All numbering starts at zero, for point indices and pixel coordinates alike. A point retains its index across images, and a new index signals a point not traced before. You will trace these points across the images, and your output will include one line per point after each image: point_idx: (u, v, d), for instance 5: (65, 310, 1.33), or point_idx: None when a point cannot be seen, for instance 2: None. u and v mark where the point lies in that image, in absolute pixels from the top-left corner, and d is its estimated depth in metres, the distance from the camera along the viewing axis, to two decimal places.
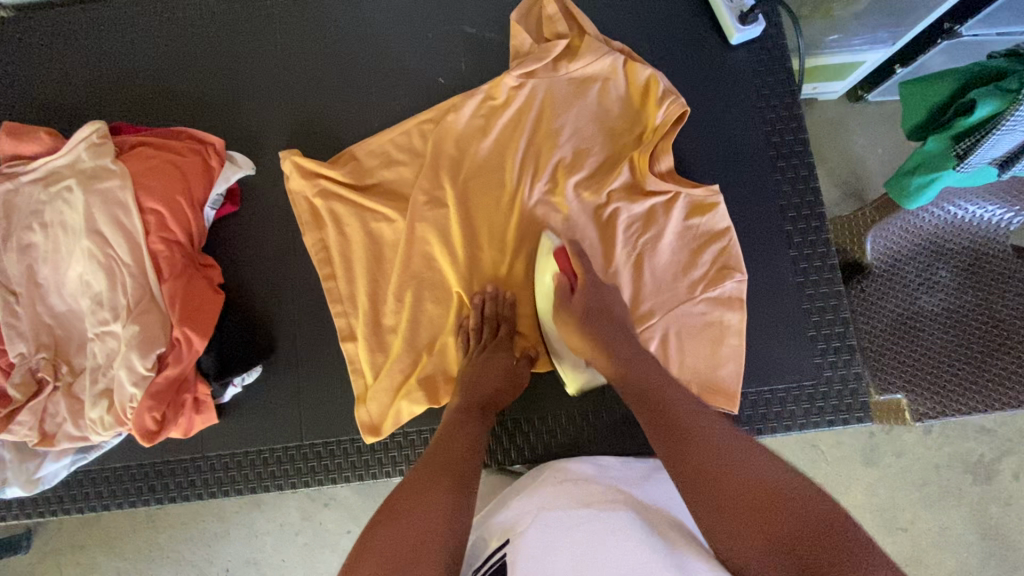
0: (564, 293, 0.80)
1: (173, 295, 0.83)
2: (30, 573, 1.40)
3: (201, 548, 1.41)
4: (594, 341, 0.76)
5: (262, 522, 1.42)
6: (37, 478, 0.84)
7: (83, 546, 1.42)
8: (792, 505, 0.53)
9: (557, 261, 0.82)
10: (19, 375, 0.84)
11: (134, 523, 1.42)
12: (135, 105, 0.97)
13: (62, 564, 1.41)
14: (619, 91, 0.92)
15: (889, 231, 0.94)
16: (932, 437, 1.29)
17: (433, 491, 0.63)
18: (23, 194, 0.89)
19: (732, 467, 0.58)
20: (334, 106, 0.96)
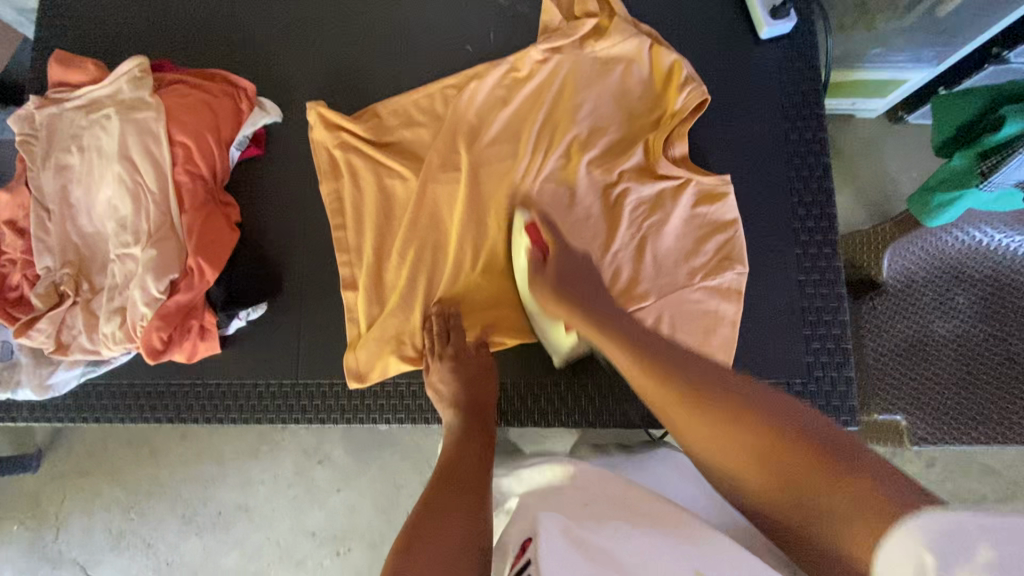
0: (537, 264, 0.83)
1: (191, 227, 0.87)
2: (36, 491, 1.48)
3: (196, 488, 1.47)
4: (580, 311, 0.76)
5: (257, 471, 1.47)
6: (47, 384, 0.89)
7: (88, 472, 1.49)
8: (809, 439, 0.50)
9: (528, 235, 0.86)
10: (43, 287, 0.89)
11: (137, 457, 1.49)
12: (177, 47, 1.02)
13: (67, 486, 1.48)
14: (642, 75, 0.93)
15: (910, 249, 0.90)
16: (933, 470, 1.26)
17: (453, 507, 0.65)
18: (66, 119, 0.95)
19: (746, 407, 0.55)
20: (364, 65, 0.99)
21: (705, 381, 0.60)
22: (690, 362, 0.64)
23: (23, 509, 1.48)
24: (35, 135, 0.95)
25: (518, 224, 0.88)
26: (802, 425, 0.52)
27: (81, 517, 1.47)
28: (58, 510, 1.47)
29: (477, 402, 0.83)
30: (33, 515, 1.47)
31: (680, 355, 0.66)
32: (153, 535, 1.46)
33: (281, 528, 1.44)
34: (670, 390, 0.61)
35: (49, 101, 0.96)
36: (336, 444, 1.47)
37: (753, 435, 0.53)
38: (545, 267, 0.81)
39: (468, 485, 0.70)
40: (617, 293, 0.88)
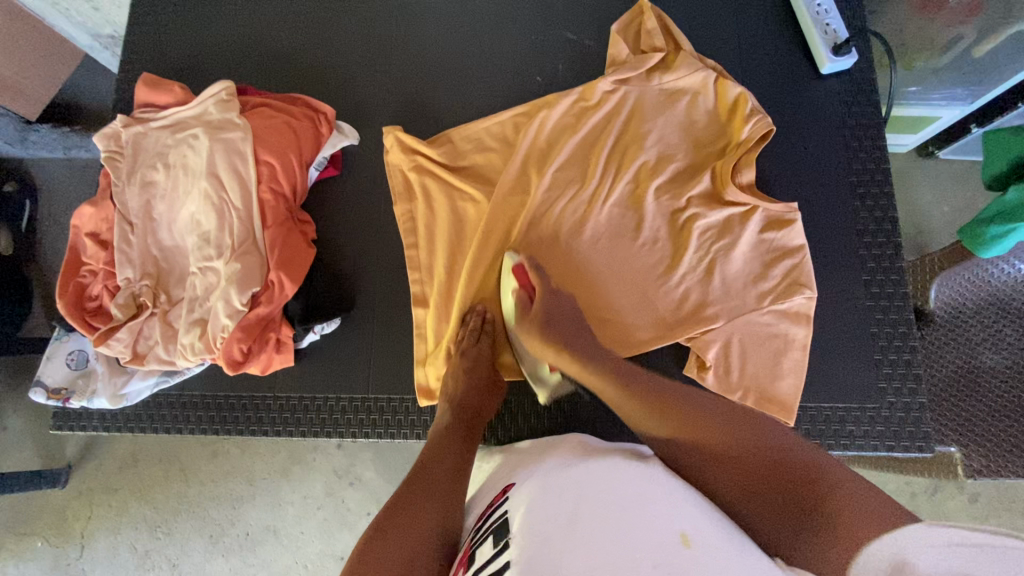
0: (524, 303, 0.86)
1: (273, 242, 0.90)
2: (63, 506, 1.47)
3: (226, 508, 1.46)
4: (558, 347, 0.78)
5: (287, 491, 1.46)
6: (122, 394, 0.90)
7: (116, 490, 1.48)
8: (795, 468, 0.54)
9: (517, 278, 0.88)
10: (123, 298, 0.92)
11: (168, 473, 1.48)
12: (259, 72, 1.07)
13: (94, 503, 1.47)
14: (708, 106, 0.97)
15: (954, 281, 0.81)
16: (976, 506, 1.25)
17: (427, 493, 0.66)
18: (152, 138, 0.99)
19: (718, 426, 0.60)
20: (436, 92, 1.03)
21: (696, 413, 0.62)
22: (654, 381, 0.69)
23: (49, 525, 1.46)
24: (120, 152, 0.99)
25: (506, 266, 0.90)
26: (788, 458, 0.55)
27: (108, 535, 1.45)
28: (85, 527, 1.45)
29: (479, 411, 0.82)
30: (59, 532, 1.46)
31: (686, 392, 0.66)
32: (180, 555, 1.44)
33: (309, 550, 1.42)
34: (654, 408, 0.65)
35: (136, 120, 1.01)
36: (368, 465, 1.46)
37: (746, 461, 0.56)
38: (531, 306, 0.85)
39: (440, 488, 0.67)
40: (684, 315, 0.89)
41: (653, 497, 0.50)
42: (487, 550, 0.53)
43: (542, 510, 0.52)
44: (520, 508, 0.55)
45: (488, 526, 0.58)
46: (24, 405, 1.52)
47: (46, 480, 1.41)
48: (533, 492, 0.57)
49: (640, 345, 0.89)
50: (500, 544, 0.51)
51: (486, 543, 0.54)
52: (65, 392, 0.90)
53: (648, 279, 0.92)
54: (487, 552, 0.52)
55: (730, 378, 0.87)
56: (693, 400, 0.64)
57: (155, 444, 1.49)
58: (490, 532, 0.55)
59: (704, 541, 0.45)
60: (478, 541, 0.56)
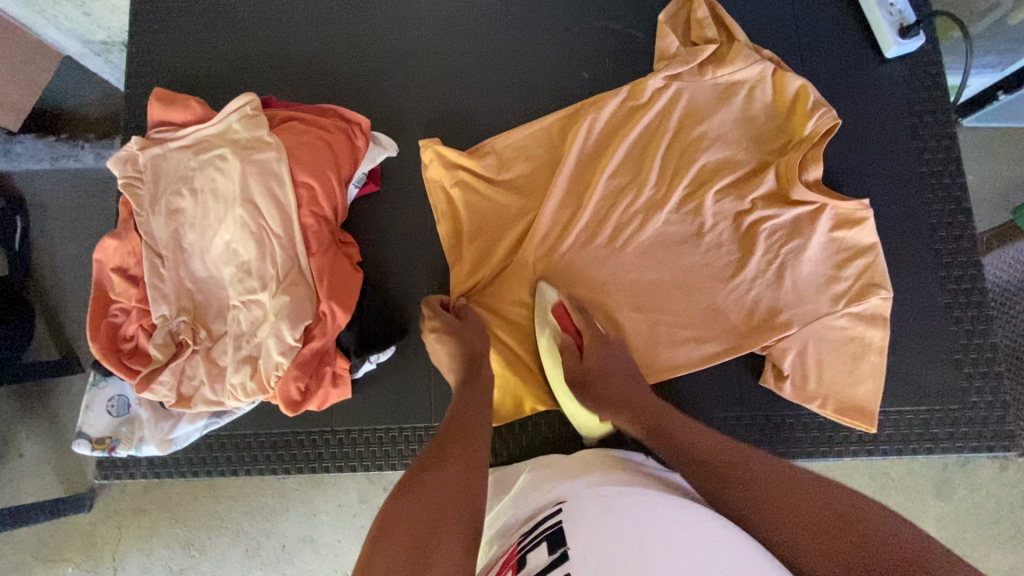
0: (572, 353, 0.82)
1: (321, 270, 0.84)
2: (89, 532, 1.41)
3: (259, 522, 1.41)
4: (614, 408, 0.76)
5: (321, 501, 1.42)
6: (170, 438, 0.85)
7: (144, 510, 1.42)
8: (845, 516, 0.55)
9: (561, 320, 0.85)
10: (161, 337, 0.86)
11: (196, 491, 1.43)
12: (280, 81, 0.99)
13: (123, 525, 1.41)
14: (766, 99, 0.91)
15: (1004, 258, 0.92)
16: (1007, 475, 1.27)
17: (458, 451, 0.64)
18: (172, 160, 0.91)
19: (755, 475, 0.62)
20: (476, 93, 0.96)
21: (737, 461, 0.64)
22: (690, 432, 0.70)
23: (78, 548, 1.40)
24: (140, 178, 0.91)
25: (546, 305, 0.86)
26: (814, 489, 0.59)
27: (140, 556, 1.39)
28: (115, 550, 1.39)
29: (476, 352, 0.78)
30: (88, 556, 1.39)
31: (714, 441, 0.68)
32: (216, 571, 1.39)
33: (349, 560, 1.40)
34: (704, 465, 0.65)
35: (153, 141, 0.93)
36: None
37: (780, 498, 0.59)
38: (580, 360, 0.81)
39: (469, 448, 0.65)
40: (755, 324, 0.86)
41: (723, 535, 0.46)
42: (541, 557, 0.47)
43: (607, 528, 0.46)
44: (576, 524, 0.49)
45: (540, 531, 0.52)
46: (37, 431, 1.43)
47: (70, 505, 1.37)
48: (587, 510, 0.52)
49: (712, 357, 0.86)
50: (557, 552, 0.46)
51: (538, 550, 0.48)
52: (110, 441, 0.85)
53: (717, 286, 0.88)
54: (542, 558, 0.47)
55: (807, 387, 0.84)
56: (724, 456, 0.66)
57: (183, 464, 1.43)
58: (544, 536, 0.50)
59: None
60: (528, 546, 0.51)
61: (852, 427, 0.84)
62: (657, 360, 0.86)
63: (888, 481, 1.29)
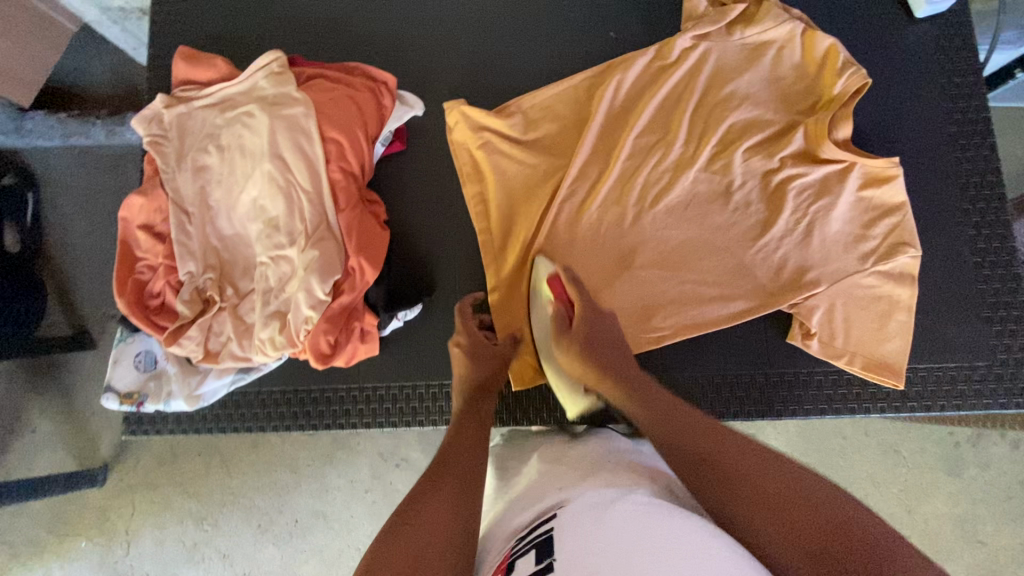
0: (562, 321, 0.78)
1: (349, 225, 0.84)
2: (101, 509, 1.36)
3: (271, 498, 1.36)
4: (599, 371, 0.72)
5: (334, 476, 1.36)
6: (198, 394, 0.85)
7: (156, 485, 1.37)
8: (844, 527, 0.46)
9: (552, 289, 0.82)
10: (188, 293, 0.85)
11: (209, 467, 1.38)
12: (305, 41, 0.98)
13: (135, 502, 1.36)
14: (794, 60, 0.91)
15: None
16: (1020, 452, 1.28)
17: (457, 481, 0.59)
18: (198, 118, 0.91)
19: (756, 468, 0.53)
20: (502, 54, 0.96)
21: (720, 444, 0.57)
22: (691, 421, 0.61)
23: (90, 524, 1.35)
24: (165, 136, 0.91)
25: (541, 277, 0.85)
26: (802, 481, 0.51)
27: (153, 531, 1.35)
28: (128, 525, 1.35)
29: (486, 383, 0.76)
30: (102, 530, 1.35)
31: (715, 432, 0.59)
32: (230, 545, 1.35)
33: (360, 534, 1.34)
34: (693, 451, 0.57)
35: (178, 100, 0.92)
36: (413, 446, 1.37)
37: (776, 501, 0.50)
38: (569, 327, 0.77)
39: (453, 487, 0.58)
40: (784, 283, 0.86)
41: (719, 535, 0.44)
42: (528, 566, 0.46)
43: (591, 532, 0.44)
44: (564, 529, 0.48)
45: (530, 538, 0.50)
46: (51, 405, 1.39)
47: (83, 480, 1.31)
48: (576, 511, 0.49)
49: (740, 315, 0.86)
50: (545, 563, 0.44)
51: (527, 558, 0.47)
52: (138, 396, 0.85)
53: (746, 245, 0.87)
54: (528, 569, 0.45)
55: (835, 345, 0.84)
56: (731, 446, 0.56)
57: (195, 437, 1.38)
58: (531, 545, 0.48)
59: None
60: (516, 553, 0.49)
61: (879, 384, 0.84)
62: (685, 317, 0.86)
63: (903, 459, 1.29)
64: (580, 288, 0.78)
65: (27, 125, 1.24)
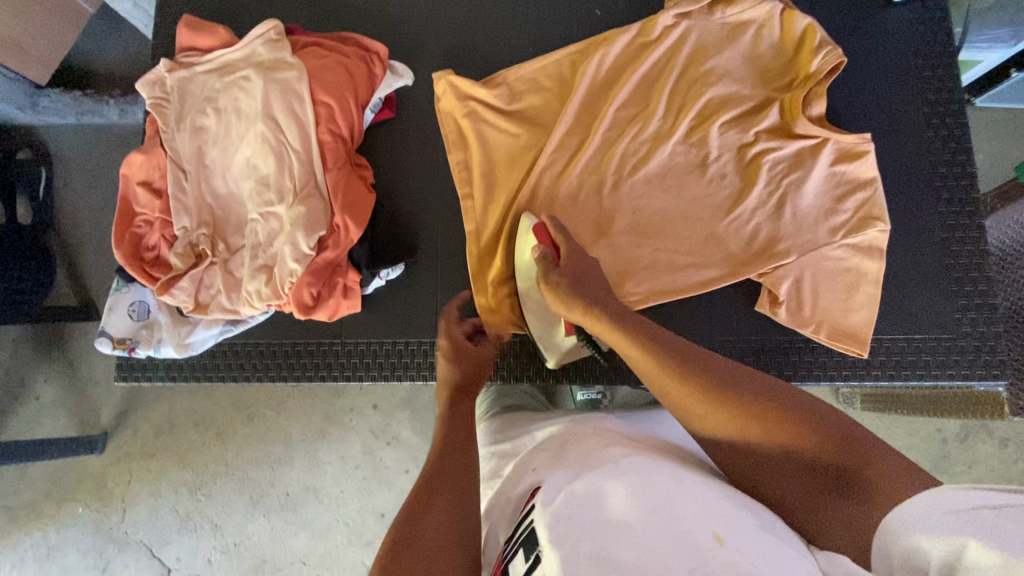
0: (548, 263, 0.77)
1: (336, 184, 0.88)
2: (99, 475, 1.40)
3: (264, 470, 1.39)
4: (588, 305, 0.69)
5: (325, 452, 1.39)
6: (187, 343, 0.89)
7: (152, 454, 1.40)
8: (822, 433, 0.54)
9: (537, 236, 0.82)
10: (181, 247, 0.89)
11: (205, 439, 1.41)
12: (303, 14, 1.03)
13: (131, 469, 1.40)
14: (773, 39, 0.93)
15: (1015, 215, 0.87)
16: (1007, 451, 1.28)
17: (444, 495, 0.59)
18: (198, 82, 0.95)
19: (747, 393, 0.58)
20: (491, 29, 1.00)
21: (708, 367, 0.60)
22: (686, 351, 0.62)
23: (88, 489, 1.39)
24: (166, 98, 0.95)
25: (527, 227, 0.86)
26: (824, 425, 0.54)
27: (149, 498, 1.38)
28: (124, 491, 1.38)
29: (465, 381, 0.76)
30: (98, 496, 1.39)
31: (706, 358, 0.62)
32: (221, 517, 1.38)
33: (349, 509, 1.37)
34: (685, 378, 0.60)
35: (180, 65, 0.97)
36: (404, 424, 1.39)
37: (770, 422, 0.55)
38: (557, 267, 0.76)
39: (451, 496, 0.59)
40: (755, 252, 0.88)
41: (688, 500, 0.47)
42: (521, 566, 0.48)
43: (571, 525, 0.46)
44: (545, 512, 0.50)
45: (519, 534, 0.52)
46: (55, 373, 1.43)
47: (82, 446, 1.34)
48: (555, 492, 0.51)
49: (711, 282, 0.88)
50: (533, 556, 0.47)
51: (517, 558, 0.49)
52: (130, 341, 0.89)
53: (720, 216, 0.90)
54: (522, 568, 0.48)
55: (803, 313, 0.86)
56: (722, 370, 0.60)
57: (190, 406, 1.42)
58: (520, 544, 0.50)
59: (738, 539, 0.44)
60: (512, 552, 0.50)
61: (845, 353, 0.86)
62: (657, 283, 0.89)
63: None
64: (565, 231, 0.78)
65: (43, 102, 1.32)
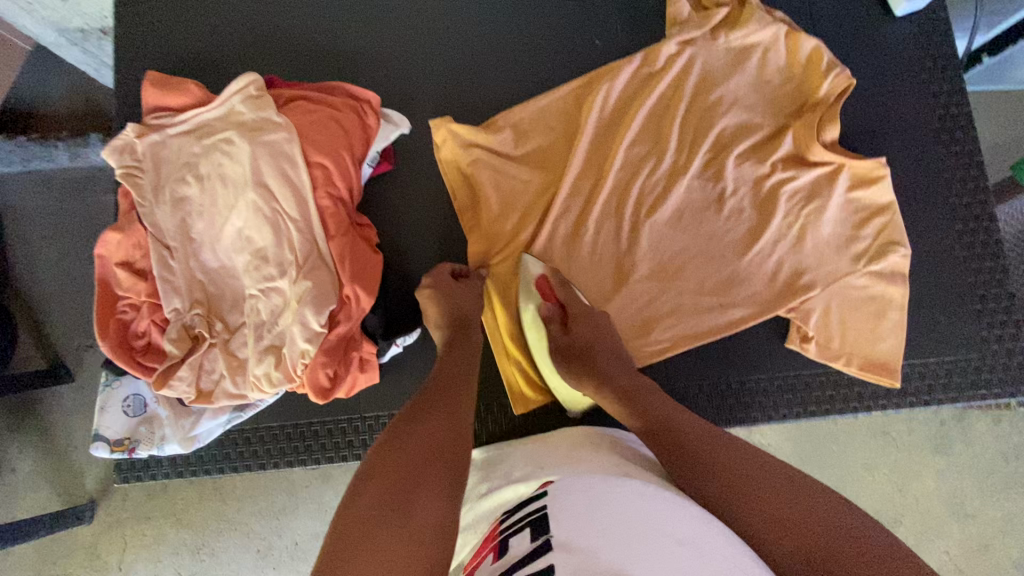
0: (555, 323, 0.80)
1: (342, 253, 0.82)
2: (92, 546, 1.25)
3: (269, 521, 1.26)
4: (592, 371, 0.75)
5: (332, 496, 1.26)
6: (193, 435, 0.82)
7: (147, 518, 1.26)
8: (804, 509, 0.52)
9: (541, 291, 0.84)
10: (175, 331, 0.82)
11: (201, 494, 1.27)
12: (284, 63, 0.95)
13: (127, 536, 1.25)
14: (780, 62, 0.91)
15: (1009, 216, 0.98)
16: (1001, 427, 1.30)
17: (441, 413, 0.61)
18: (173, 147, 0.86)
19: (740, 462, 0.58)
20: (487, 65, 0.94)
21: (707, 440, 0.62)
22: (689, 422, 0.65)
23: (82, 560, 1.24)
24: (139, 166, 0.86)
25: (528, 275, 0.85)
26: (786, 485, 0.55)
27: (149, 563, 1.24)
28: (123, 557, 1.24)
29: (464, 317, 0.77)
30: (93, 568, 1.24)
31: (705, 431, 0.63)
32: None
33: None
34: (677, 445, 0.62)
35: (150, 128, 0.87)
36: None
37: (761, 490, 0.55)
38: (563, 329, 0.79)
39: (443, 409, 0.61)
40: (781, 286, 0.86)
41: (699, 524, 0.46)
42: (524, 543, 0.47)
43: (594, 515, 0.46)
44: (562, 510, 0.49)
45: (522, 518, 0.52)
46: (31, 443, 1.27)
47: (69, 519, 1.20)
48: (576, 496, 0.51)
49: (741, 321, 0.86)
50: (541, 540, 0.46)
51: (521, 535, 0.48)
52: (129, 442, 0.82)
53: (743, 248, 0.87)
54: (525, 545, 0.46)
55: (832, 347, 0.85)
56: (727, 449, 0.60)
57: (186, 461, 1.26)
58: (528, 523, 0.50)
59: None
60: (510, 531, 0.50)
61: (876, 383, 0.85)
62: (685, 327, 0.86)
63: (890, 440, 1.30)
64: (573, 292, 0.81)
65: None
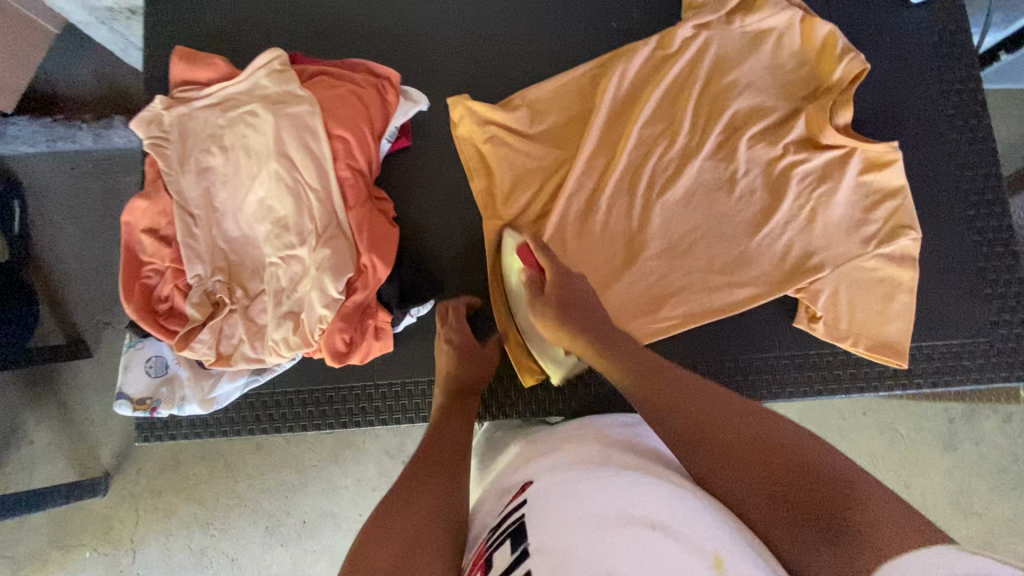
0: (534, 287, 0.81)
1: (360, 224, 0.85)
2: (104, 518, 1.27)
3: (278, 499, 1.28)
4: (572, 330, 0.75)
5: (340, 474, 1.29)
6: (212, 397, 0.85)
7: (160, 492, 1.28)
8: (788, 455, 0.49)
9: (523, 258, 0.84)
10: (197, 296, 0.84)
11: (213, 470, 1.29)
12: (307, 41, 0.98)
13: (139, 509, 1.27)
14: (794, 47, 0.92)
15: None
16: (1010, 425, 1.30)
17: (434, 477, 0.59)
18: (198, 119, 0.89)
19: (727, 415, 0.55)
20: (505, 47, 0.96)
21: (690, 394, 0.58)
22: (675, 379, 0.62)
23: (94, 532, 1.26)
24: (165, 137, 0.88)
25: (510, 246, 0.86)
26: (776, 435, 0.51)
27: (159, 535, 1.26)
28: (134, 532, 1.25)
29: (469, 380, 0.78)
30: (106, 538, 1.26)
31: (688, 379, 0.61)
32: (237, 549, 1.26)
33: None
34: (655, 395, 0.60)
35: (177, 101, 0.90)
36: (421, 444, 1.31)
37: (733, 445, 0.52)
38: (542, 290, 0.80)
39: (441, 468, 0.60)
40: (791, 266, 0.87)
41: (676, 512, 0.44)
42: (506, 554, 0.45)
43: (565, 521, 0.44)
44: (536, 517, 0.46)
45: (505, 526, 0.49)
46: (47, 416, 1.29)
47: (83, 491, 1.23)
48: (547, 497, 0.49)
49: (751, 299, 0.87)
50: (518, 549, 0.43)
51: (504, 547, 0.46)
52: (151, 401, 0.85)
53: (754, 229, 0.89)
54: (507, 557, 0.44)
55: (840, 327, 0.86)
56: (704, 399, 0.57)
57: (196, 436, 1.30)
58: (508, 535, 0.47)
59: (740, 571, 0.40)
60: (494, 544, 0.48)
61: (884, 365, 0.86)
62: (694, 305, 0.87)
63: (898, 435, 1.30)
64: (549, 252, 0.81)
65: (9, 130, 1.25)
